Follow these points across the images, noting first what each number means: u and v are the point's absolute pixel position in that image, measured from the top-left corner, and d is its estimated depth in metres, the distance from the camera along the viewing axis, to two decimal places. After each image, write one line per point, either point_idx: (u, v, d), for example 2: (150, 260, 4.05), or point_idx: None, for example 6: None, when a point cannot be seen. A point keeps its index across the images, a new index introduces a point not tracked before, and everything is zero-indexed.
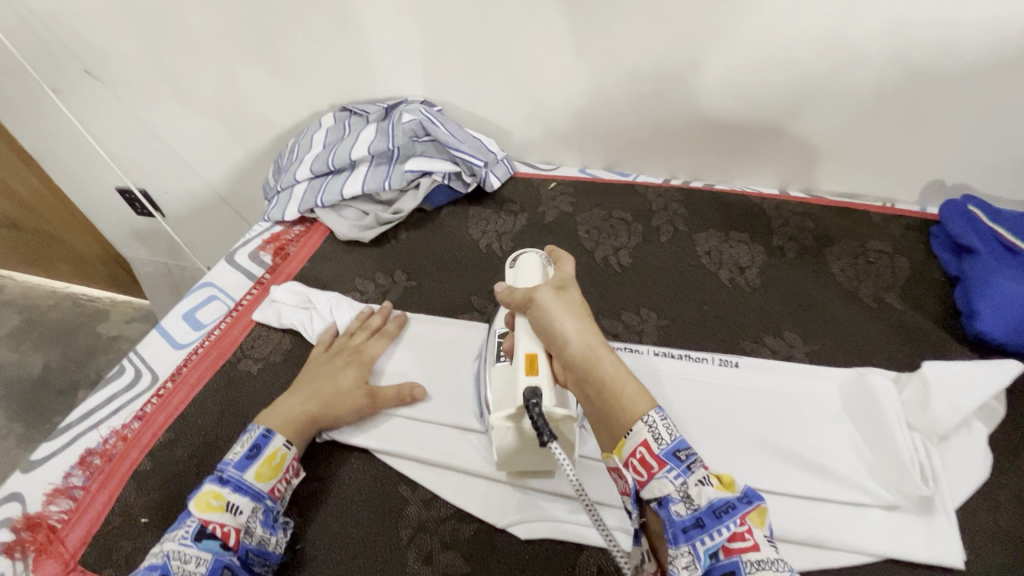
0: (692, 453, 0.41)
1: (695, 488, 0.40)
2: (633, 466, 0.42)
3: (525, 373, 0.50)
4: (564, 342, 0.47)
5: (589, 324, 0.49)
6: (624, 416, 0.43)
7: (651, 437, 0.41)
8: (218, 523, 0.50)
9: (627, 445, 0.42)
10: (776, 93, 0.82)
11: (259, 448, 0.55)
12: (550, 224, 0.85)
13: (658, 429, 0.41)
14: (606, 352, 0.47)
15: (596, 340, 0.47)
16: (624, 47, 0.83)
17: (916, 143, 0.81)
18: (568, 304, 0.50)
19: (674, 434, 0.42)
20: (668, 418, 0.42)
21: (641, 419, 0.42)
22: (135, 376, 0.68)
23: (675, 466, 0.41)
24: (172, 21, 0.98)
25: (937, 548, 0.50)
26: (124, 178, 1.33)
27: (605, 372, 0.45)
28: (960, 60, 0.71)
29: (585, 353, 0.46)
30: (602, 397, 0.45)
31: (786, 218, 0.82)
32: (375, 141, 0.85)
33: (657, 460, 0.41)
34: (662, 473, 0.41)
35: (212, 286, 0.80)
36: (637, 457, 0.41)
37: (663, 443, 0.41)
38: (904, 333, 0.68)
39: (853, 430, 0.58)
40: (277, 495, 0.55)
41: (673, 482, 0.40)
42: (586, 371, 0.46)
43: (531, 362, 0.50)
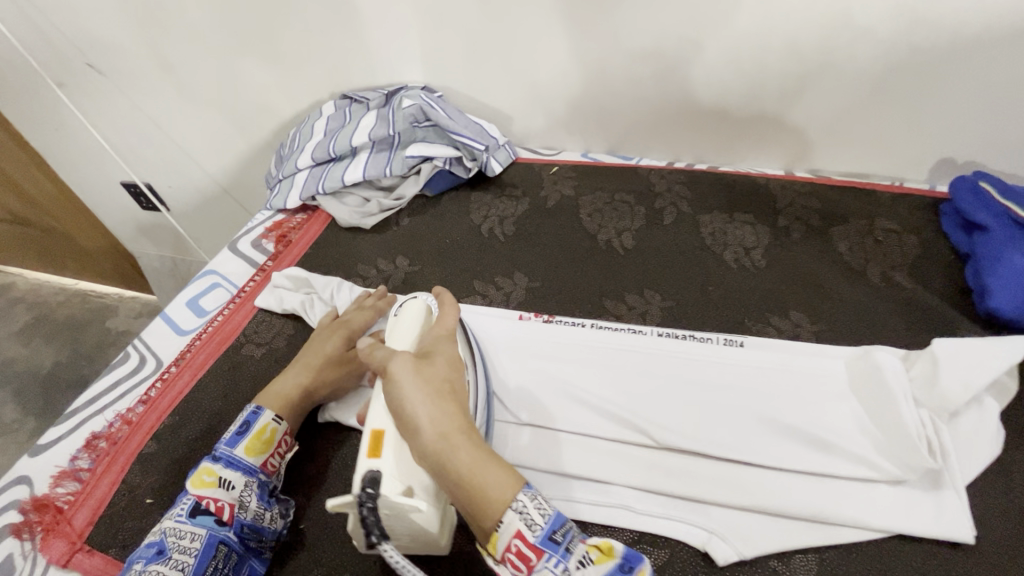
0: (567, 531, 0.43)
1: (574, 570, 0.42)
2: (511, 558, 0.43)
3: (369, 456, 0.49)
4: (416, 428, 0.46)
5: (446, 404, 0.47)
6: (492, 507, 0.43)
7: (525, 527, 0.42)
8: (212, 498, 0.51)
9: (502, 540, 0.43)
10: (781, 72, 0.80)
11: (247, 423, 0.56)
12: (552, 208, 0.84)
13: (529, 517, 0.43)
14: (463, 440, 0.46)
15: (451, 428, 0.46)
16: (625, 27, 0.82)
17: (926, 120, 0.80)
18: (425, 379, 0.48)
19: (547, 517, 0.43)
20: (537, 499, 0.44)
21: (511, 508, 0.43)
22: (140, 362, 0.69)
23: (552, 552, 0.42)
24: (170, 11, 0.97)
25: (946, 524, 0.49)
26: (128, 172, 1.34)
27: (462, 466, 0.45)
28: (970, 33, 0.70)
29: (440, 446, 0.45)
30: (463, 491, 0.44)
31: (791, 198, 0.81)
32: (375, 127, 0.85)
33: (535, 549, 0.42)
34: (542, 563, 0.42)
35: (215, 273, 0.80)
36: (513, 551, 0.42)
37: (536, 530, 0.42)
38: (912, 311, 0.67)
39: (858, 406, 0.57)
40: (271, 468, 0.56)
41: (553, 570, 0.42)
42: (443, 464, 0.45)
43: (376, 441, 0.50)
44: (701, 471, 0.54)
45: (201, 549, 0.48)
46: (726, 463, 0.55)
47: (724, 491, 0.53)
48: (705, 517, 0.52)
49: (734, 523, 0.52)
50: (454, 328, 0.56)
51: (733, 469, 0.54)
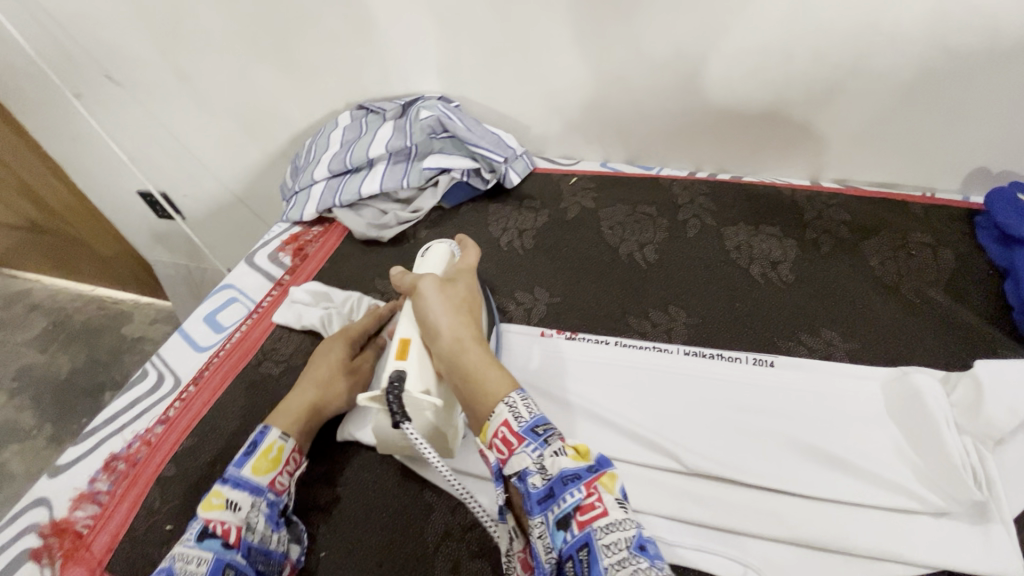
0: (549, 428, 0.47)
1: (549, 459, 0.45)
2: (496, 445, 0.47)
3: (396, 357, 0.53)
4: (436, 331, 0.54)
5: (463, 319, 0.55)
6: (487, 399, 0.50)
7: (511, 417, 0.47)
8: (219, 521, 0.50)
9: (491, 425, 0.48)
10: (808, 81, 0.78)
11: (255, 442, 0.55)
12: (572, 221, 0.83)
13: (516, 408, 0.48)
14: (474, 346, 0.53)
15: (466, 337, 0.54)
16: (647, 35, 0.80)
17: (959, 130, 0.77)
18: (449, 300, 0.56)
19: (533, 414, 0.47)
20: (527, 399, 0.49)
21: (502, 401, 0.48)
22: (158, 379, 0.68)
23: (532, 440, 0.46)
24: (187, 22, 0.97)
25: (997, 561, 0.47)
26: (145, 181, 1.34)
27: (470, 364, 0.52)
28: (1009, 41, 0.67)
29: (455, 348, 0.53)
30: (468, 384, 0.51)
31: (819, 210, 0.79)
32: (392, 139, 0.83)
33: (517, 436, 0.46)
34: (521, 447, 0.46)
35: (232, 288, 0.80)
36: (499, 436, 0.47)
37: (521, 421, 0.47)
38: (949, 329, 0.65)
39: (897, 432, 0.55)
40: (279, 488, 0.55)
41: (530, 456, 0.45)
42: (456, 361, 0.52)
43: (403, 347, 0.54)
44: (733, 499, 0.53)
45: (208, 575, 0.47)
46: (759, 492, 0.53)
47: (759, 521, 0.51)
48: (740, 550, 0.50)
49: (771, 556, 0.50)
50: (475, 266, 0.64)
51: (767, 498, 0.52)
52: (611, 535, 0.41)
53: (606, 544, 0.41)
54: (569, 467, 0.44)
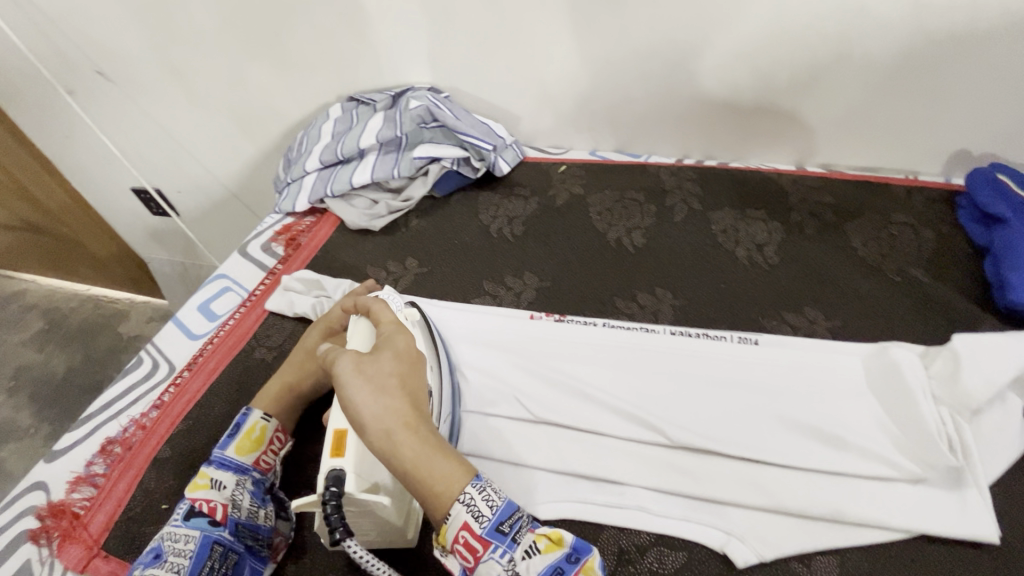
0: (514, 522, 0.45)
1: (521, 560, 0.43)
2: (459, 550, 0.44)
3: (331, 455, 0.50)
4: (360, 423, 0.47)
5: (389, 399, 0.48)
6: (438, 500, 0.45)
7: (471, 518, 0.44)
8: (205, 499, 0.51)
9: (451, 531, 0.44)
10: (791, 66, 0.79)
11: (236, 424, 0.56)
12: (561, 207, 0.84)
13: (476, 508, 0.44)
14: (407, 435, 0.46)
15: (395, 425, 0.47)
16: (635, 23, 0.81)
17: (940, 112, 0.79)
18: (367, 378, 0.49)
19: (494, 509, 0.45)
20: (485, 491, 0.45)
21: (458, 501, 0.44)
22: (153, 367, 0.69)
23: (499, 543, 0.44)
24: (179, 17, 0.98)
25: (969, 524, 0.48)
26: (138, 178, 1.35)
27: (407, 461, 0.46)
28: (984, 23, 0.69)
29: (383, 441, 0.46)
30: (413, 481, 0.46)
31: (804, 193, 0.80)
32: (382, 129, 0.85)
33: (482, 541, 0.44)
34: (488, 554, 0.43)
35: (226, 277, 0.80)
36: (460, 542, 0.44)
37: (483, 523, 0.44)
38: (930, 307, 0.66)
39: (875, 403, 0.56)
40: (264, 466, 0.56)
41: (499, 560, 0.43)
42: (388, 456, 0.46)
43: (338, 442, 0.51)
44: (717, 470, 0.54)
45: (196, 551, 0.48)
46: (744, 464, 0.54)
47: (743, 491, 0.52)
48: (722, 519, 0.52)
49: (753, 524, 0.51)
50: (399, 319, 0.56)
51: (753, 468, 0.53)
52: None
53: None
54: (542, 563, 0.43)
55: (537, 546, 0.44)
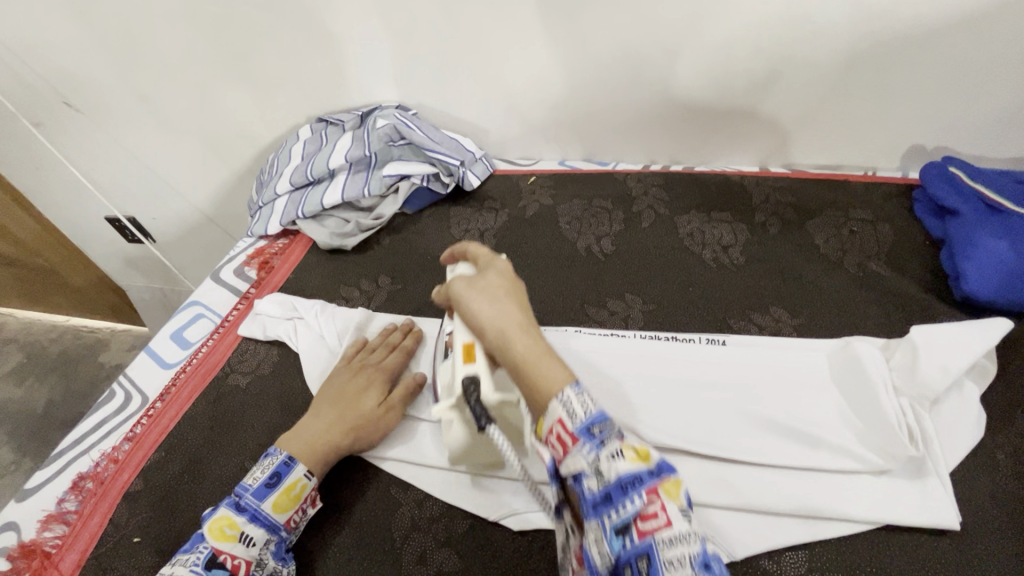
0: (605, 426, 0.41)
1: (608, 462, 0.40)
2: (550, 441, 0.42)
3: (463, 361, 0.49)
4: (478, 326, 0.47)
5: (507, 306, 0.47)
6: (541, 396, 0.43)
7: (566, 414, 0.41)
8: (230, 553, 0.50)
9: (547, 422, 0.42)
10: (748, 71, 0.81)
11: (278, 477, 0.53)
12: (531, 218, 0.85)
13: (571, 405, 0.41)
14: (521, 334, 0.45)
15: (510, 324, 0.46)
16: (594, 35, 0.83)
17: (892, 110, 0.82)
18: (483, 288, 0.48)
19: (590, 410, 0.41)
20: (583, 394, 0.42)
21: (556, 397, 0.42)
22: (125, 399, 0.69)
23: (587, 441, 0.40)
24: (145, 47, 0.98)
25: (931, 511, 0.49)
26: (112, 207, 1.34)
27: (519, 356, 0.45)
28: (925, 24, 0.72)
29: (499, 339, 0.46)
30: (522, 378, 0.44)
31: (766, 194, 0.82)
32: (351, 149, 0.85)
33: (572, 436, 0.41)
34: (576, 449, 0.41)
35: (198, 304, 0.80)
36: (553, 433, 0.41)
37: (576, 418, 0.41)
38: (891, 299, 0.68)
39: (840, 399, 0.57)
40: (293, 525, 0.53)
41: (585, 458, 0.40)
42: (502, 353, 0.45)
43: (468, 351, 0.49)
44: (688, 472, 0.55)
45: None
46: (714, 464, 0.55)
47: (713, 492, 0.53)
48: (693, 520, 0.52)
49: (723, 523, 0.52)
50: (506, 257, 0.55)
51: (722, 468, 0.54)
52: (676, 548, 0.37)
53: (669, 558, 0.36)
54: (630, 471, 0.39)
55: (625, 454, 0.40)
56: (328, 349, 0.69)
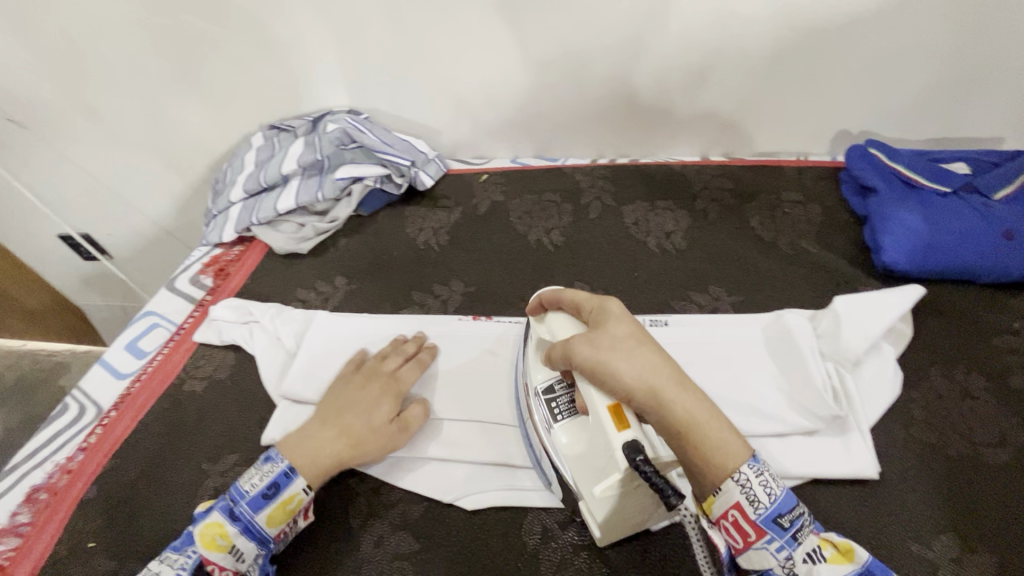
0: (794, 517, 0.43)
1: (804, 563, 0.43)
2: (723, 527, 0.45)
3: (618, 429, 0.46)
4: (626, 391, 0.46)
5: (649, 361, 0.47)
6: (711, 466, 0.44)
7: (745, 501, 0.43)
8: (218, 564, 0.50)
9: (720, 505, 0.44)
10: (683, 65, 0.85)
11: (275, 491, 0.51)
12: (483, 214, 0.87)
13: (753, 490, 0.43)
14: (675, 391, 0.45)
15: (658, 382, 0.46)
16: (535, 36, 0.86)
17: (817, 98, 0.87)
18: (617, 349, 0.47)
19: (776, 497, 0.43)
20: (763, 474, 0.43)
21: (733, 478, 0.43)
22: (78, 412, 0.68)
23: (776, 537, 0.43)
24: (89, 59, 0.97)
25: (853, 463, 0.53)
26: (65, 224, 1.31)
27: (679, 418, 0.45)
28: (839, 16, 0.77)
29: (649, 400, 0.45)
30: (685, 442, 0.45)
31: (706, 181, 0.86)
32: (303, 154, 0.86)
33: (756, 528, 0.43)
34: (762, 544, 0.43)
35: (153, 313, 0.80)
36: (728, 519, 0.44)
37: (760, 508, 0.43)
38: (819, 274, 0.72)
39: (773, 366, 0.60)
40: (282, 536, 0.53)
41: (776, 554, 0.43)
42: (657, 416, 0.45)
43: (617, 415, 0.47)
44: None
45: None
46: None
47: None
48: None
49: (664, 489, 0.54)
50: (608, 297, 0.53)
51: None
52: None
53: None
54: (831, 570, 0.43)
55: (823, 553, 0.43)
56: (285, 351, 0.70)
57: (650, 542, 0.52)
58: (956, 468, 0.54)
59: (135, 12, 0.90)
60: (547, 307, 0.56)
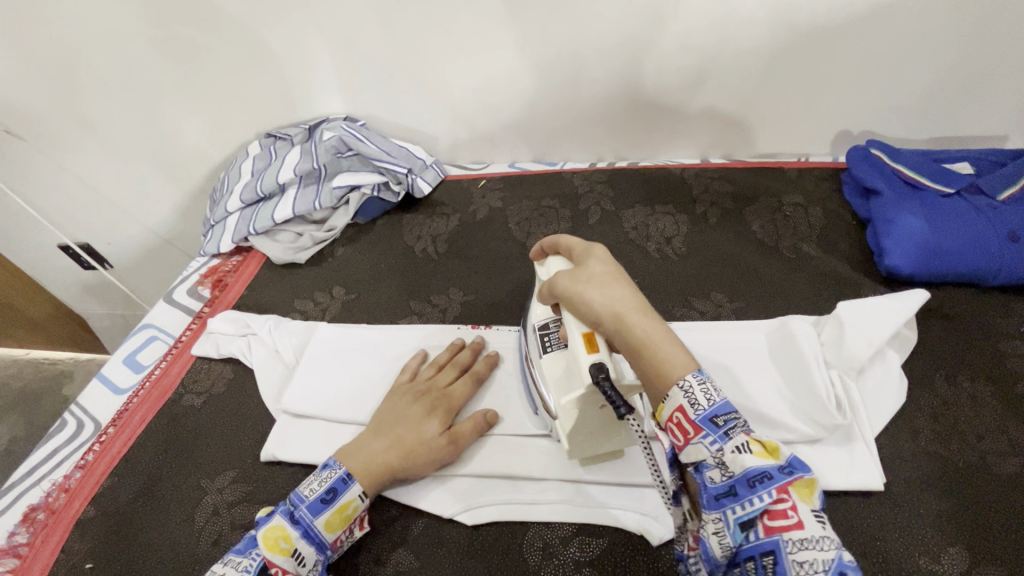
0: (731, 417, 0.41)
1: (732, 454, 0.40)
2: (670, 429, 0.43)
3: (586, 352, 0.47)
4: (594, 316, 0.46)
5: (619, 291, 0.47)
6: (659, 379, 0.43)
7: (687, 403, 0.41)
8: (282, 568, 0.48)
9: (666, 409, 0.43)
10: (681, 68, 0.85)
11: (335, 494, 0.52)
12: (482, 221, 0.86)
13: (693, 394, 0.41)
14: (638, 317, 0.45)
15: (623, 308, 0.45)
16: (531, 41, 0.85)
17: (816, 99, 0.86)
18: (590, 279, 0.47)
19: (713, 400, 0.41)
20: (705, 383, 0.42)
21: (675, 385, 0.42)
22: (76, 428, 0.68)
23: (710, 432, 0.41)
24: (85, 70, 0.97)
25: (859, 475, 0.52)
26: (64, 235, 1.31)
27: (637, 339, 0.44)
28: (837, 16, 0.76)
29: (612, 324, 0.45)
30: (641, 361, 0.44)
31: (705, 184, 0.85)
32: (299, 163, 0.85)
33: (693, 425, 0.41)
34: (698, 438, 0.41)
35: (151, 327, 0.79)
36: (673, 420, 0.42)
37: (699, 409, 0.41)
38: (821, 278, 0.71)
39: (776, 374, 0.59)
40: (339, 545, 0.52)
41: (708, 448, 0.40)
42: (619, 339, 0.45)
43: (589, 340, 0.47)
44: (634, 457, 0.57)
45: None
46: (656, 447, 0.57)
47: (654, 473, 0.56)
48: (639, 502, 0.54)
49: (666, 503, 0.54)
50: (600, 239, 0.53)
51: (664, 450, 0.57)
52: (806, 551, 0.37)
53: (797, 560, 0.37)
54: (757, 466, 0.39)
55: (752, 447, 0.40)
56: (284, 364, 0.70)
57: (653, 558, 0.51)
58: (964, 477, 0.53)
59: (129, 23, 0.90)
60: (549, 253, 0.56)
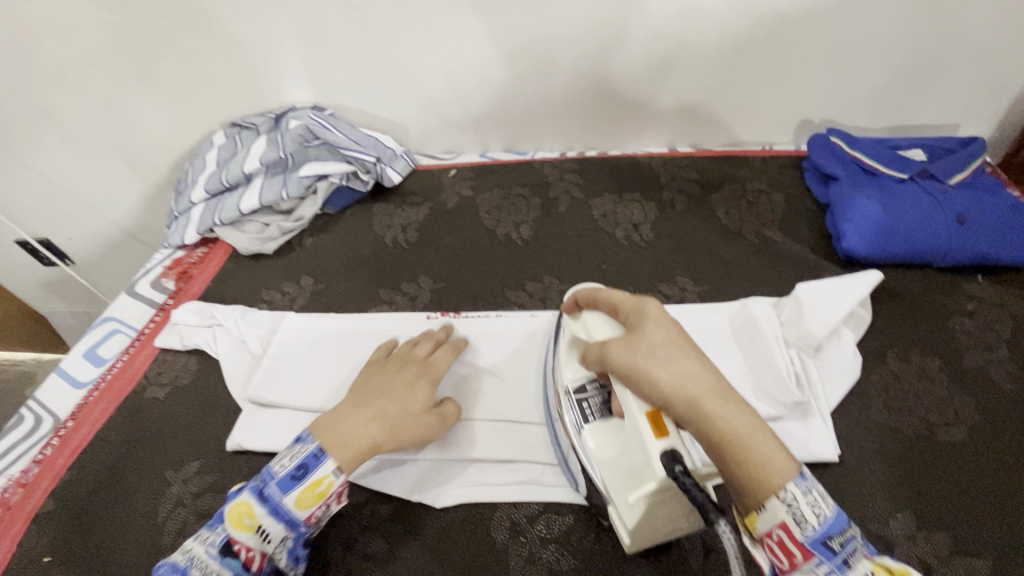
0: (843, 536, 0.39)
1: None
2: (768, 545, 0.40)
3: (654, 437, 0.44)
4: (663, 397, 0.43)
5: (689, 368, 0.43)
6: (757, 486, 0.40)
7: (792, 521, 0.39)
8: (246, 545, 0.48)
9: (763, 523, 0.40)
10: (648, 57, 0.85)
11: (305, 473, 0.49)
12: (452, 210, 0.86)
13: (799, 511, 0.39)
14: (715, 401, 0.42)
15: (697, 389, 0.42)
16: (499, 30, 0.85)
17: (779, 88, 0.88)
18: (654, 351, 0.44)
19: (822, 516, 0.39)
20: (812, 494, 0.39)
21: (779, 497, 0.39)
22: (33, 424, 0.66)
23: (824, 558, 0.38)
24: (38, 57, 0.93)
25: (814, 449, 0.54)
26: (21, 230, 1.26)
27: (721, 430, 0.41)
28: (796, 7, 0.78)
29: (686, 408, 0.42)
30: (726, 455, 0.41)
31: (673, 172, 0.86)
32: (266, 152, 0.84)
33: (803, 549, 0.39)
34: (808, 563, 0.39)
35: (112, 320, 0.77)
36: (773, 538, 0.40)
37: (807, 530, 0.38)
38: (782, 262, 0.73)
39: (738, 354, 0.61)
40: (314, 520, 0.51)
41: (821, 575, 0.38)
42: (697, 427, 0.42)
43: (655, 421, 0.44)
44: None
45: None
46: None
47: None
48: None
49: None
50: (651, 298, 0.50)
51: None
52: None
53: None
54: None
55: None
56: (250, 353, 0.69)
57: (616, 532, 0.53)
58: (912, 448, 0.55)
59: (84, 8, 0.87)
60: (585, 306, 0.53)
